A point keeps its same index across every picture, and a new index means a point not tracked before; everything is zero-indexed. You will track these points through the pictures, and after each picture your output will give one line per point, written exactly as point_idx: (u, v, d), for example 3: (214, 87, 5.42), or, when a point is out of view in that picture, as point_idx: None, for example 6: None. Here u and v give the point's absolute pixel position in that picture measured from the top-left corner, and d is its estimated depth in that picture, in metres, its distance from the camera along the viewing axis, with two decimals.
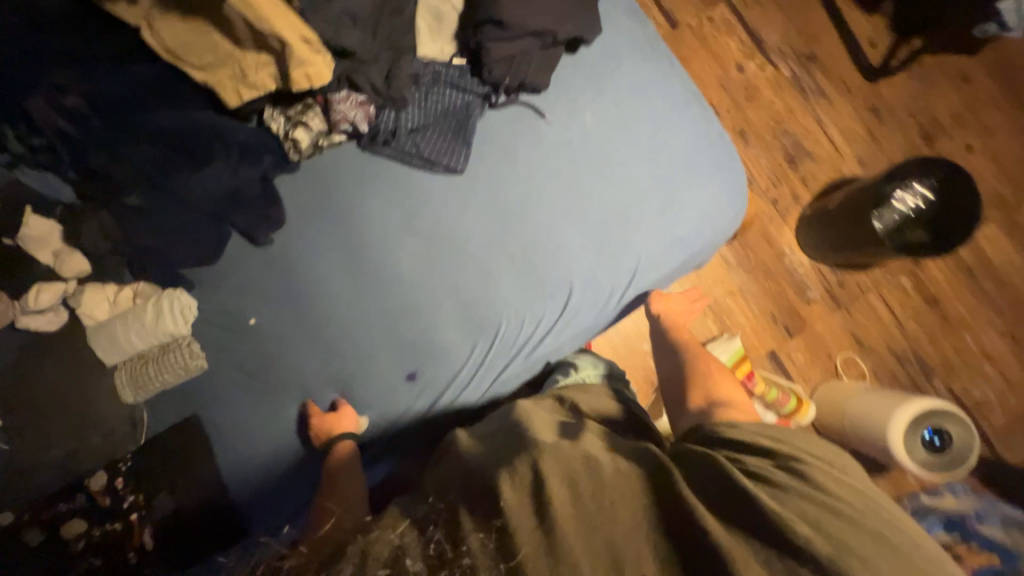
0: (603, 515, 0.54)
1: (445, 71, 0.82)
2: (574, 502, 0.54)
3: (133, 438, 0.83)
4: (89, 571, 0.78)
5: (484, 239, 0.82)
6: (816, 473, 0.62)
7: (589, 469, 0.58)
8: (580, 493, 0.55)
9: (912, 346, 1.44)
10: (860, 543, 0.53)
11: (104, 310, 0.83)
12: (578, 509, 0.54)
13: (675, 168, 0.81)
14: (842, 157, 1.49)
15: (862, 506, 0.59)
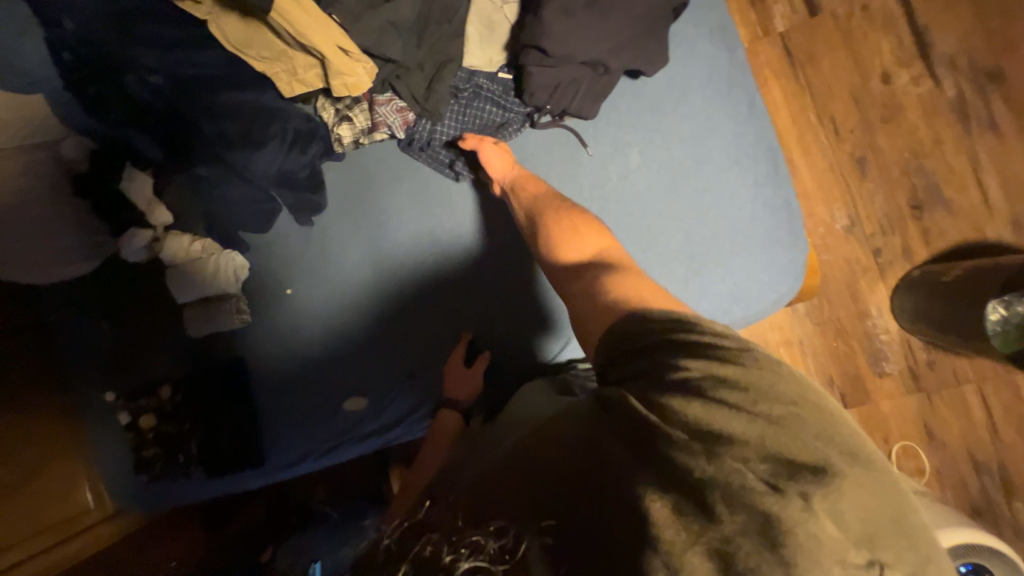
0: (546, 500, 0.47)
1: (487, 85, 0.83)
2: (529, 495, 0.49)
3: (195, 363, 1.02)
4: (152, 456, 1.01)
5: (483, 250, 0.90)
6: (727, 369, 0.46)
7: (541, 453, 0.53)
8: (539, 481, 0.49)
9: (999, 456, 1.21)
10: (780, 486, 0.39)
11: (180, 257, 0.95)
12: (525, 497, 0.49)
13: (717, 234, 0.71)
14: (989, 215, 1.18)
15: (786, 410, 0.43)
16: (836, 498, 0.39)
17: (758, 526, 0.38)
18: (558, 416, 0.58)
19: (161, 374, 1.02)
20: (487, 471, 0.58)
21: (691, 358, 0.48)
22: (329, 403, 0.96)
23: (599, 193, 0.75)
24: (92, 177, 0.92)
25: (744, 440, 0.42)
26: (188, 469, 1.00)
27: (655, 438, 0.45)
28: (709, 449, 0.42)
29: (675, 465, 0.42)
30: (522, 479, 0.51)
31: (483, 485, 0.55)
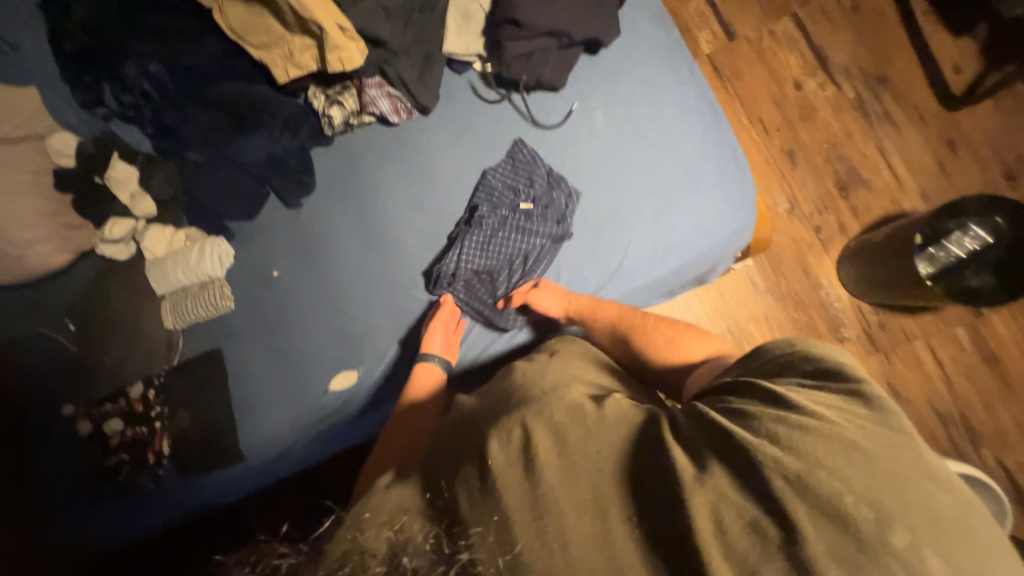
0: (596, 486, 0.49)
1: (511, 215, 0.84)
2: (561, 465, 0.50)
3: (168, 358, 0.96)
4: (119, 463, 0.93)
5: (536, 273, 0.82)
6: (821, 400, 0.54)
7: (589, 438, 0.53)
8: (568, 449, 0.52)
9: (959, 406, 1.29)
10: (863, 486, 0.46)
11: (162, 248, 0.97)
12: (568, 476, 0.49)
13: (677, 172, 0.81)
14: (902, 190, 1.37)
15: (898, 445, 0.49)
16: (896, 502, 0.45)
17: (824, 516, 0.44)
18: (609, 404, 0.60)
19: (128, 373, 0.96)
20: (502, 424, 0.56)
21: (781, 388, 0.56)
22: (316, 383, 0.93)
23: (572, 150, 0.85)
24: (79, 173, 0.95)
25: (840, 450, 0.48)
26: (158, 472, 0.92)
27: (737, 443, 0.50)
28: (790, 449, 0.49)
29: (759, 469, 0.48)
30: (563, 454, 0.51)
31: (496, 442, 0.53)
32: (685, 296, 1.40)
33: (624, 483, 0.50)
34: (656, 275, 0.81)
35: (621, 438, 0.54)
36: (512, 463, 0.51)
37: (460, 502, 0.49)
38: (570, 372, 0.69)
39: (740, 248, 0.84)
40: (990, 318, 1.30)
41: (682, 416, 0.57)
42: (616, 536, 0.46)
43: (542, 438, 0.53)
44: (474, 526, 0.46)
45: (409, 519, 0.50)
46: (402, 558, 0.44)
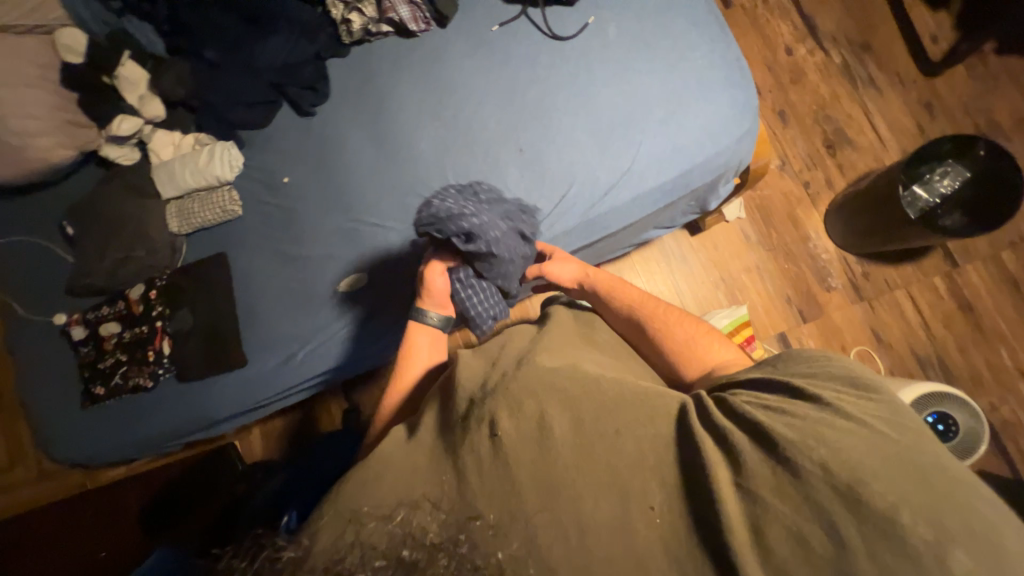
0: (621, 472, 0.49)
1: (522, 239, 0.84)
2: (580, 458, 0.49)
3: (172, 259, 0.96)
4: (116, 364, 0.91)
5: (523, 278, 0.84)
6: (861, 403, 0.49)
7: (615, 425, 0.52)
8: (583, 425, 0.52)
9: (938, 351, 1.35)
10: (911, 491, 0.41)
11: (169, 152, 0.98)
12: (584, 459, 0.49)
13: (685, 81, 0.88)
14: (884, 149, 1.45)
15: (940, 458, 0.43)
16: (958, 519, 0.39)
17: (862, 525, 0.41)
18: (627, 384, 0.57)
19: (126, 277, 0.94)
20: (509, 395, 0.55)
21: (803, 387, 0.53)
22: (327, 285, 0.93)
23: (586, 60, 0.90)
24: (82, 71, 0.93)
25: (878, 455, 0.44)
26: (159, 376, 0.92)
27: (763, 438, 0.48)
28: (825, 444, 0.45)
29: (791, 469, 0.45)
30: (581, 436, 0.51)
31: (506, 413, 0.53)
32: (681, 246, 1.43)
33: (648, 472, 0.49)
34: (665, 176, 0.87)
35: (646, 431, 0.52)
36: (525, 439, 0.51)
37: (470, 478, 0.50)
38: (581, 354, 0.66)
39: (744, 159, 0.91)
40: (965, 269, 1.37)
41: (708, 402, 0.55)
42: (637, 528, 0.46)
43: (558, 420, 0.52)
44: (473, 518, 0.45)
45: (411, 513, 0.46)
46: (402, 551, 0.39)
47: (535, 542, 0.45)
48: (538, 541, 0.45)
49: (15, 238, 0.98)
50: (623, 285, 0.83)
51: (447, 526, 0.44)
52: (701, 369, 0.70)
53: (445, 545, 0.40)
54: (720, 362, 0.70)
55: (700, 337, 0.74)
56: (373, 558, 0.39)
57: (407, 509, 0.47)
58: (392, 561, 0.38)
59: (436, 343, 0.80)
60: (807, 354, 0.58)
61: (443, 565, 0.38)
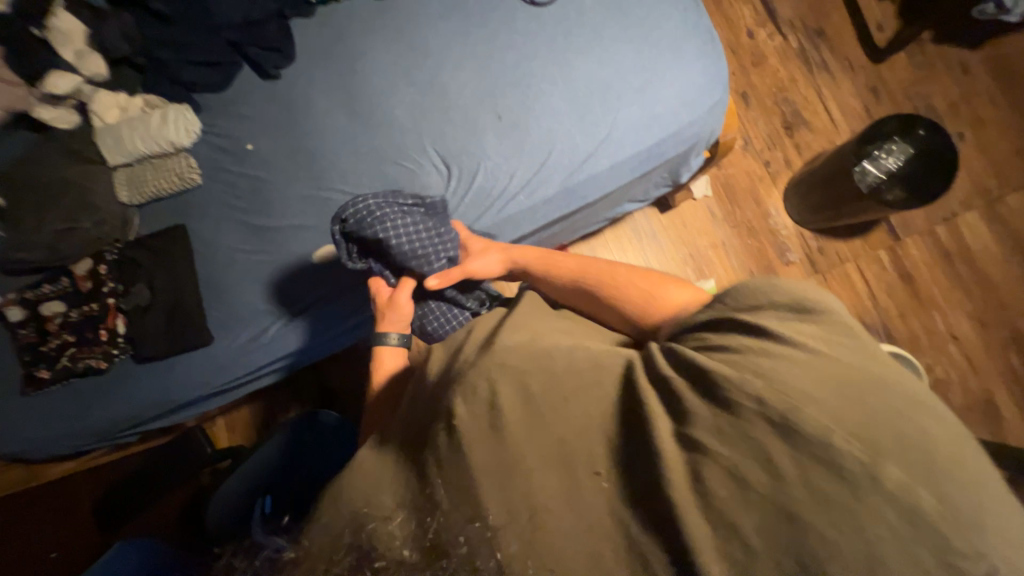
0: (571, 444, 0.43)
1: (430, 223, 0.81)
2: (521, 421, 0.43)
3: (124, 232, 0.89)
4: (62, 346, 0.84)
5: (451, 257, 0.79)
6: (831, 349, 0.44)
7: (555, 391, 0.45)
8: (531, 394, 0.45)
9: (882, 318, 1.45)
10: (863, 421, 0.37)
11: (115, 115, 0.90)
12: (537, 431, 0.43)
13: (660, 51, 0.90)
14: (836, 130, 1.54)
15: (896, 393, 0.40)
16: (929, 458, 0.36)
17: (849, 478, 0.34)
18: (586, 351, 0.52)
19: (70, 252, 0.86)
20: (463, 381, 0.47)
21: (773, 332, 0.45)
22: (297, 257, 0.89)
23: (563, 27, 0.91)
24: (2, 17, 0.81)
25: (828, 384, 0.40)
26: (113, 358, 0.85)
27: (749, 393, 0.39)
28: (765, 376, 0.40)
29: (729, 408, 0.39)
30: (535, 411, 0.44)
31: (459, 399, 0.45)
32: (652, 224, 1.47)
33: (590, 432, 0.43)
34: (640, 144, 0.89)
35: (595, 394, 0.46)
36: (482, 429, 0.43)
37: (429, 467, 0.44)
38: (542, 326, 0.61)
39: (714, 131, 0.94)
40: (906, 242, 1.48)
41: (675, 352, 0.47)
42: (581, 494, 0.40)
43: (508, 395, 0.45)
44: (470, 519, 0.39)
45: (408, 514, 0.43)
46: (403, 551, 0.38)
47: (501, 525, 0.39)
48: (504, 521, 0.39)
49: None
50: (559, 258, 0.77)
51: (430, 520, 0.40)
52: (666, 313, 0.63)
53: (441, 547, 0.38)
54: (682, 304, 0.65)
55: (652, 285, 0.69)
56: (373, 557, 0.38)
57: (408, 511, 0.43)
58: (392, 562, 0.37)
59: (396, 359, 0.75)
60: (751, 290, 0.53)
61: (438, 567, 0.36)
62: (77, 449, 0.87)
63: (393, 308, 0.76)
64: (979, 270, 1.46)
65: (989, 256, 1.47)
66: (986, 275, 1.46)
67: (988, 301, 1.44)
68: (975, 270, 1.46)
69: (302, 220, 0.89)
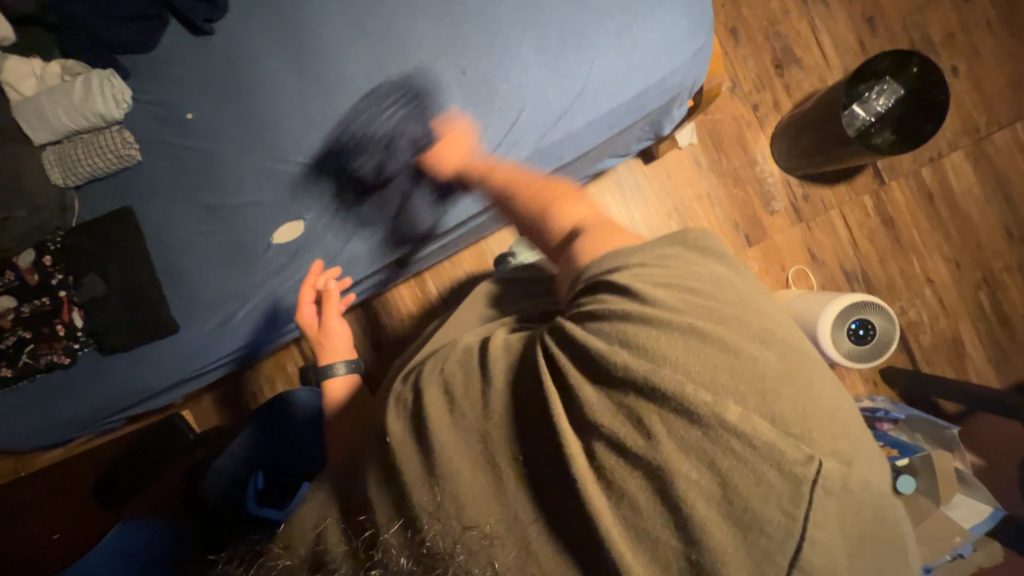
0: (493, 442, 0.45)
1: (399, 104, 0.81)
2: (451, 424, 0.46)
3: (65, 219, 0.83)
4: (20, 344, 0.80)
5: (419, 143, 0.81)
6: (689, 306, 0.48)
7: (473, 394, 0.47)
8: (456, 400, 0.47)
9: (862, 265, 1.45)
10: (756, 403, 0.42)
11: (31, 85, 0.80)
12: (460, 431, 0.45)
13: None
14: (828, 68, 1.45)
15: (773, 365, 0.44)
16: (792, 411, 0.42)
17: (750, 453, 0.39)
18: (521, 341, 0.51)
19: (6, 243, 0.79)
20: (397, 393, 0.51)
21: (640, 294, 0.48)
22: (259, 237, 0.84)
23: None
24: None
25: (707, 360, 0.43)
26: (78, 352, 0.82)
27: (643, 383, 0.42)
28: (658, 361, 0.43)
29: (622, 399, 0.42)
30: (455, 412, 0.46)
31: (393, 413, 0.48)
32: (635, 177, 1.41)
33: (516, 428, 0.45)
34: (618, 97, 0.83)
35: (512, 388, 0.46)
36: (407, 438, 0.46)
37: (388, 475, 0.46)
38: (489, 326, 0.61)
39: (698, 80, 0.87)
40: (890, 186, 1.46)
41: (573, 328, 0.47)
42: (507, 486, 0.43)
43: (433, 401, 0.47)
44: (467, 528, 0.41)
45: (401, 525, 0.43)
46: (400, 559, 0.39)
47: (499, 533, 0.42)
48: (501, 530, 0.42)
49: None
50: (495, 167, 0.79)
51: (418, 532, 0.41)
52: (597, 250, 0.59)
53: (443, 557, 0.39)
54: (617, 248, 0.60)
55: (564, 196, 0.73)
56: (370, 568, 0.39)
57: (398, 523, 0.43)
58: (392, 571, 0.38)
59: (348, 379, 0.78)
60: (618, 249, 0.57)
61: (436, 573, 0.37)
62: (56, 443, 0.86)
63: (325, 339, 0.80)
64: (959, 212, 1.46)
65: (970, 197, 1.46)
66: (966, 216, 1.46)
67: (964, 243, 1.45)
68: (956, 212, 1.45)
69: (258, 196, 0.83)
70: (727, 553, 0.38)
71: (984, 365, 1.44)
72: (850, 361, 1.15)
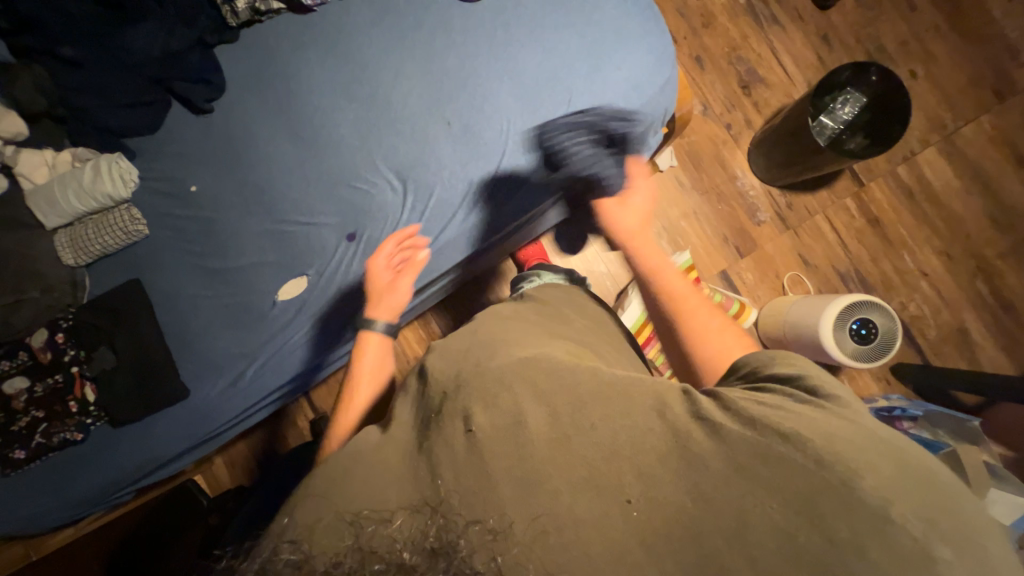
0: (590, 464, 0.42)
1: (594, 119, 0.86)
2: (551, 433, 0.44)
3: (77, 296, 0.85)
4: (32, 424, 0.81)
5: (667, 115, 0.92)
6: (850, 409, 0.43)
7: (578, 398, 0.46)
8: (557, 410, 0.45)
9: (855, 265, 1.47)
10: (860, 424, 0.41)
11: (44, 174, 0.85)
12: (562, 454, 0.42)
13: (603, 34, 0.88)
14: (792, 84, 1.53)
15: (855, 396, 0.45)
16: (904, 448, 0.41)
17: (786, 446, 0.40)
18: (607, 371, 0.50)
19: (21, 325, 0.82)
20: (484, 388, 0.48)
21: (778, 372, 0.48)
22: (264, 295, 0.86)
23: (500, 21, 0.88)
24: None
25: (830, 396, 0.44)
26: (91, 426, 0.83)
27: (765, 429, 0.41)
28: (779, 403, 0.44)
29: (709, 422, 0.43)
30: (560, 433, 0.44)
31: (481, 409, 0.46)
32: None
33: (626, 462, 0.42)
34: (597, 132, 0.87)
35: (624, 424, 0.44)
36: (501, 437, 0.44)
37: (442, 473, 0.44)
38: (540, 336, 0.60)
39: (669, 108, 0.93)
40: (870, 187, 1.50)
41: (680, 391, 0.47)
42: (612, 517, 0.40)
43: (534, 415, 0.45)
44: (473, 522, 0.39)
45: (409, 517, 0.40)
46: (402, 554, 0.34)
47: (505, 528, 0.39)
48: (509, 526, 0.39)
49: None
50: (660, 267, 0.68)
51: (432, 523, 0.38)
52: (705, 360, 0.60)
53: (442, 549, 0.35)
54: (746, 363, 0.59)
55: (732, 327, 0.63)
56: (371, 560, 0.34)
57: (407, 512, 0.41)
58: (391, 565, 0.33)
59: (382, 352, 0.72)
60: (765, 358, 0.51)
61: (441, 569, 0.33)
62: (68, 522, 0.85)
63: (388, 289, 0.78)
64: (942, 205, 1.49)
65: (950, 190, 1.50)
66: (949, 209, 1.49)
67: (953, 235, 1.48)
68: (938, 205, 1.49)
69: (262, 256, 0.86)
70: (764, 545, 0.37)
71: (995, 353, 1.43)
72: (859, 362, 1.14)
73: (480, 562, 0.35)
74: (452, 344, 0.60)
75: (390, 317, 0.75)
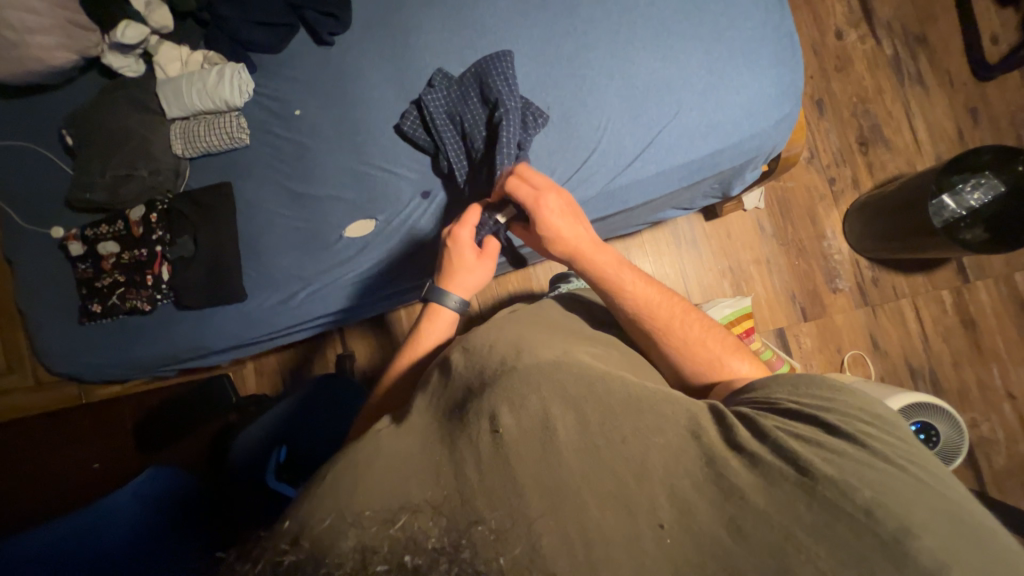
0: (622, 497, 0.40)
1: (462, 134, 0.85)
2: (576, 431, 0.43)
3: (175, 183, 0.94)
4: (114, 285, 0.91)
5: (779, 147, 0.87)
6: (890, 443, 0.44)
7: (611, 418, 0.44)
8: (587, 420, 0.44)
9: (932, 364, 1.33)
10: (936, 528, 0.38)
11: (176, 68, 0.93)
12: (589, 464, 0.41)
13: (731, 53, 0.84)
14: (919, 153, 1.39)
15: (928, 483, 0.41)
16: (969, 548, 0.37)
17: (849, 529, 0.38)
18: (635, 385, 0.49)
19: (126, 197, 0.91)
20: (512, 390, 0.46)
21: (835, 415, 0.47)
22: (333, 227, 0.90)
23: (628, 17, 0.86)
24: None
25: (908, 491, 0.40)
26: (159, 302, 0.91)
27: (841, 515, 0.39)
28: (863, 484, 0.40)
29: (762, 475, 0.41)
30: (586, 441, 0.43)
31: (508, 408, 0.44)
32: (694, 231, 1.38)
33: (656, 484, 0.41)
34: (694, 153, 0.84)
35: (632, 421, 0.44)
36: (525, 438, 0.42)
37: (468, 472, 0.41)
38: (572, 345, 0.58)
39: (777, 146, 0.88)
40: (975, 285, 1.35)
41: (740, 430, 0.45)
42: (647, 546, 0.38)
43: (562, 416, 0.44)
44: (473, 521, 0.37)
45: (412, 517, 0.37)
46: (403, 555, 0.32)
47: (515, 532, 0.37)
48: (537, 542, 0.37)
49: (11, 142, 0.94)
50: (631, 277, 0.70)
51: (441, 524, 0.36)
52: (704, 375, 0.64)
53: (446, 550, 0.33)
54: (734, 374, 0.63)
55: (720, 334, 0.67)
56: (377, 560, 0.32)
57: (409, 510, 0.38)
58: (396, 565, 0.31)
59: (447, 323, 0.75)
60: (799, 380, 0.53)
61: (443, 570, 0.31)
62: (118, 379, 0.95)
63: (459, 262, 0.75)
64: None
65: None
66: None
67: None
68: None
69: (341, 187, 0.90)
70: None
71: None
72: None
73: (486, 558, 0.34)
74: (486, 335, 0.59)
75: (464, 297, 0.75)
